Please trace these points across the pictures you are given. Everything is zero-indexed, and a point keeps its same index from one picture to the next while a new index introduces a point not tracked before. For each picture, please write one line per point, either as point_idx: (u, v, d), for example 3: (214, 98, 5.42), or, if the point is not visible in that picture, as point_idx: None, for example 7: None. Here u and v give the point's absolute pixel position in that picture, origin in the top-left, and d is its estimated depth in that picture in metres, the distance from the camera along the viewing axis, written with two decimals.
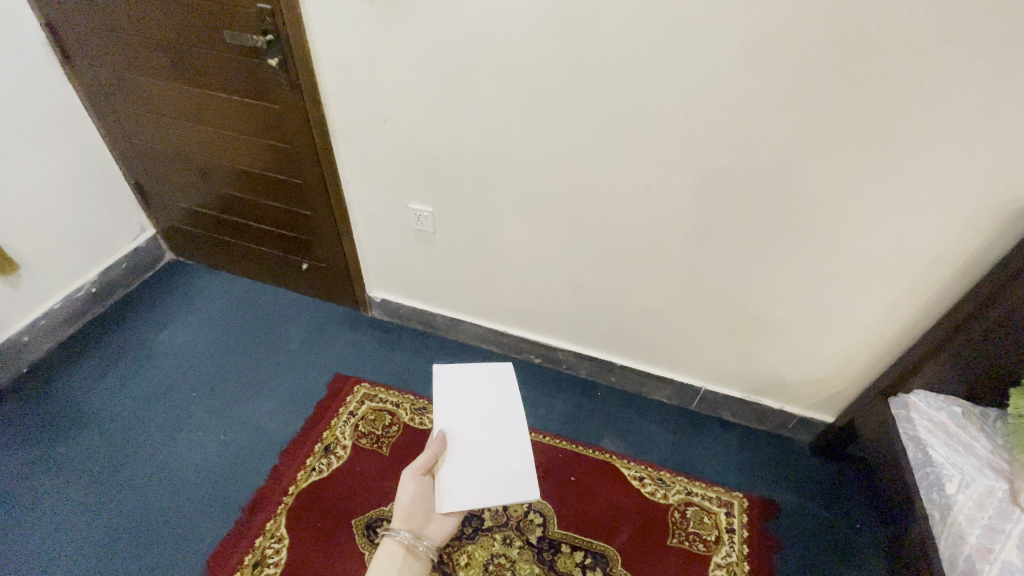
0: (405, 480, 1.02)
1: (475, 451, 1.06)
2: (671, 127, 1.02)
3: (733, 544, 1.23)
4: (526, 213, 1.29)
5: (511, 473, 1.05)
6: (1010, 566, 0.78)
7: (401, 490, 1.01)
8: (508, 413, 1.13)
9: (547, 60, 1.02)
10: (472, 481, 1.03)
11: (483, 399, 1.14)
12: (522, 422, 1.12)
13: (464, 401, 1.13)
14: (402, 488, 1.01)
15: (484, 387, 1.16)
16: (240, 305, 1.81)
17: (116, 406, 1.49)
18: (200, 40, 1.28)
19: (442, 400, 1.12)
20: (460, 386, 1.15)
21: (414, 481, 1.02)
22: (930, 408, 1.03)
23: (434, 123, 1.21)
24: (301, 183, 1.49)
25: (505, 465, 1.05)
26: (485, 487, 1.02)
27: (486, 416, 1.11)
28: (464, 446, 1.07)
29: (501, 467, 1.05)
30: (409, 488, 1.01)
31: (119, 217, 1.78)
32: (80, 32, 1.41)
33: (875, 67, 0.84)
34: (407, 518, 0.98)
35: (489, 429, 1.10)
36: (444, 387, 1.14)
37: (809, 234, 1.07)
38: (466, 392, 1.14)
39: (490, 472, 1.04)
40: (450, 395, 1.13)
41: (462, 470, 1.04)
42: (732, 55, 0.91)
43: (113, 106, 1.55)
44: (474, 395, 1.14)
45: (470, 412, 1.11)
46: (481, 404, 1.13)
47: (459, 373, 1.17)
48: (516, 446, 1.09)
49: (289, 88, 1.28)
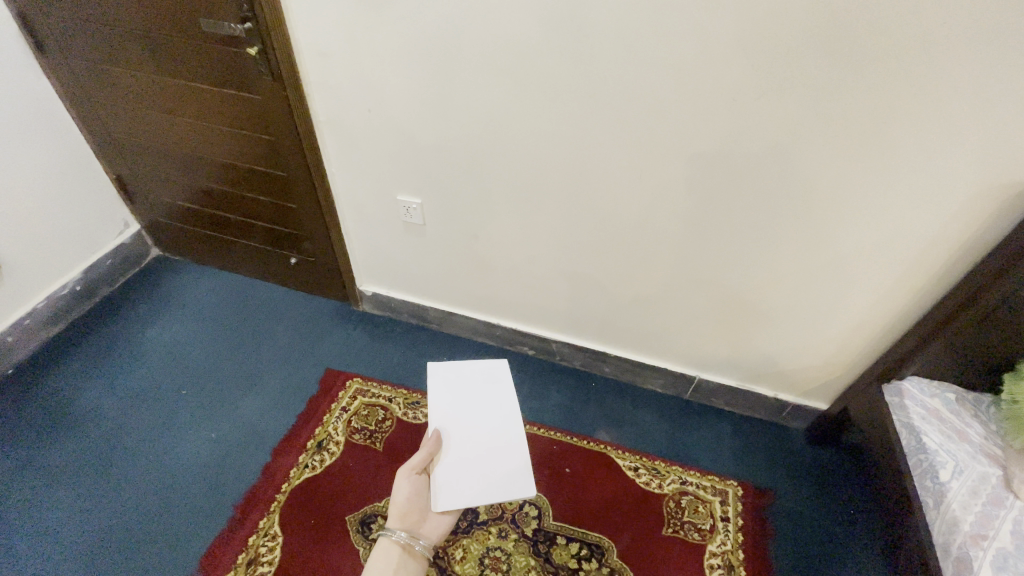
0: (398, 479, 1.01)
1: (472, 449, 1.05)
2: (663, 113, 0.99)
3: (728, 532, 1.23)
4: (516, 204, 1.26)
5: (509, 471, 1.03)
6: (1004, 553, 0.79)
7: (396, 489, 1.00)
8: (505, 409, 1.11)
9: (536, 45, 0.99)
10: (467, 481, 1.01)
11: (479, 396, 1.13)
12: (521, 419, 1.10)
13: (459, 399, 1.11)
14: (396, 487, 1.00)
15: (480, 385, 1.14)
16: (230, 301, 1.77)
17: (104, 405, 1.46)
18: (176, 29, 1.22)
19: (436, 398, 1.11)
20: (454, 383, 1.13)
21: (408, 481, 1.01)
22: (924, 394, 1.03)
23: (420, 112, 1.18)
24: (285, 175, 1.45)
25: (502, 463, 1.04)
26: (482, 486, 1.01)
27: (482, 414, 1.10)
28: (460, 444, 1.05)
29: (497, 463, 1.04)
30: (403, 487, 1.00)
31: (102, 213, 1.73)
32: (50, 22, 1.34)
33: (873, 50, 0.82)
34: (403, 517, 0.97)
35: (485, 427, 1.08)
36: (438, 385, 1.13)
37: (803, 220, 1.05)
38: (461, 390, 1.13)
39: (486, 470, 1.03)
40: (444, 392, 1.12)
41: (459, 469, 1.02)
42: (726, 38, 0.87)
43: (90, 99, 1.50)
44: (469, 392, 1.13)
45: (466, 410, 1.10)
46: (476, 401, 1.12)
47: (455, 371, 1.15)
48: (514, 444, 1.07)
49: (270, 78, 1.23)
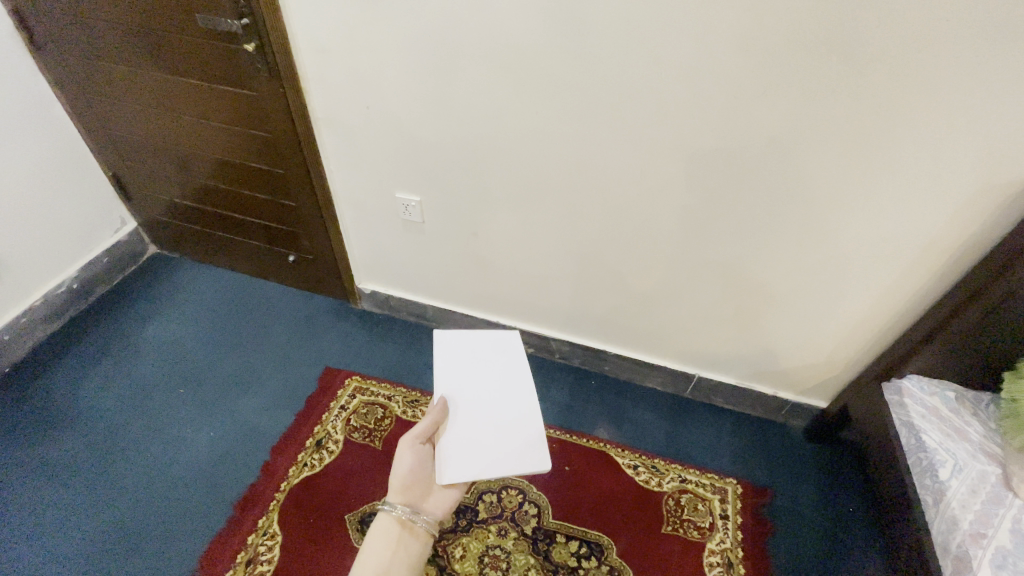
0: (402, 450, 0.99)
1: (479, 420, 1.03)
2: (664, 110, 0.99)
3: (727, 530, 1.23)
4: (516, 202, 1.25)
5: (518, 443, 1.01)
6: (1003, 552, 0.79)
7: (399, 460, 0.99)
8: (516, 382, 1.10)
9: (535, 42, 0.98)
10: (474, 452, 0.98)
11: (488, 368, 1.11)
12: (530, 391, 1.09)
13: (467, 370, 1.10)
14: (399, 458, 0.99)
15: (489, 357, 1.13)
16: (228, 299, 1.76)
17: (102, 403, 1.45)
18: (172, 24, 1.21)
19: (442, 367, 1.09)
20: (461, 354, 1.12)
21: (412, 451, 0.99)
22: (924, 393, 1.03)
23: (419, 109, 1.17)
24: (284, 173, 1.44)
25: (512, 434, 1.02)
26: (491, 457, 0.98)
27: (489, 385, 1.09)
28: (466, 415, 1.03)
29: (506, 436, 1.01)
30: (407, 457, 0.99)
31: (98, 211, 1.71)
32: (45, 18, 1.33)
33: (875, 48, 0.81)
34: (404, 491, 0.96)
35: (493, 397, 1.07)
36: (444, 354, 1.11)
37: (804, 218, 1.04)
38: (469, 362, 1.11)
39: (495, 442, 1.00)
40: (452, 363, 1.10)
41: (466, 439, 1.00)
42: (728, 36, 0.87)
43: (85, 94, 1.48)
44: (478, 364, 1.11)
45: (474, 382, 1.08)
46: (485, 373, 1.10)
47: (463, 342, 1.14)
48: (524, 416, 1.05)
49: (268, 75, 1.22)
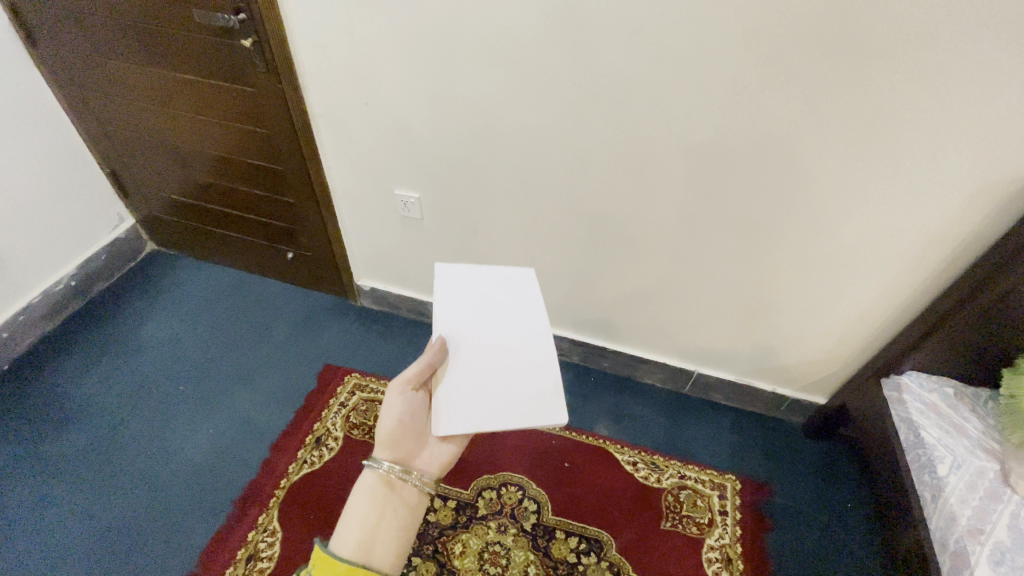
0: (392, 396, 0.89)
1: (483, 366, 0.92)
2: (664, 107, 0.98)
3: (727, 526, 1.24)
4: (515, 198, 1.25)
5: (523, 394, 0.89)
6: (1001, 547, 0.79)
7: (387, 407, 0.88)
8: (527, 323, 0.98)
9: (534, 38, 0.97)
10: (475, 402, 0.88)
11: (495, 309, 0.99)
12: (542, 335, 0.96)
13: (471, 308, 0.98)
14: (389, 405, 0.88)
15: (496, 297, 1.00)
16: (228, 296, 1.76)
17: (102, 399, 1.46)
18: (168, 19, 1.20)
19: (443, 304, 0.97)
20: (465, 291, 1.00)
21: (402, 398, 0.89)
22: (923, 389, 1.03)
23: (418, 106, 1.16)
24: (282, 170, 1.44)
25: (520, 384, 0.91)
26: (494, 408, 0.87)
27: (495, 325, 0.97)
28: (468, 360, 0.92)
29: (513, 385, 0.90)
30: (396, 404, 0.88)
31: (96, 208, 1.71)
32: (40, 13, 1.32)
33: (876, 43, 0.81)
34: (393, 445, 0.84)
35: (499, 340, 0.95)
36: (445, 290, 0.99)
37: (805, 214, 1.04)
38: (473, 300, 0.99)
39: (500, 391, 0.90)
40: (453, 301, 0.99)
41: (466, 388, 0.90)
42: (728, 32, 0.86)
43: (81, 90, 1.47)
44: (483, 302, 0.99)
45: (478, 322, 0.97)
46: (491, 313, 0.98)
47: (467, 278, 1.02)
48: (534, 363, 0.93)
49: (265, 71, 1.21)
